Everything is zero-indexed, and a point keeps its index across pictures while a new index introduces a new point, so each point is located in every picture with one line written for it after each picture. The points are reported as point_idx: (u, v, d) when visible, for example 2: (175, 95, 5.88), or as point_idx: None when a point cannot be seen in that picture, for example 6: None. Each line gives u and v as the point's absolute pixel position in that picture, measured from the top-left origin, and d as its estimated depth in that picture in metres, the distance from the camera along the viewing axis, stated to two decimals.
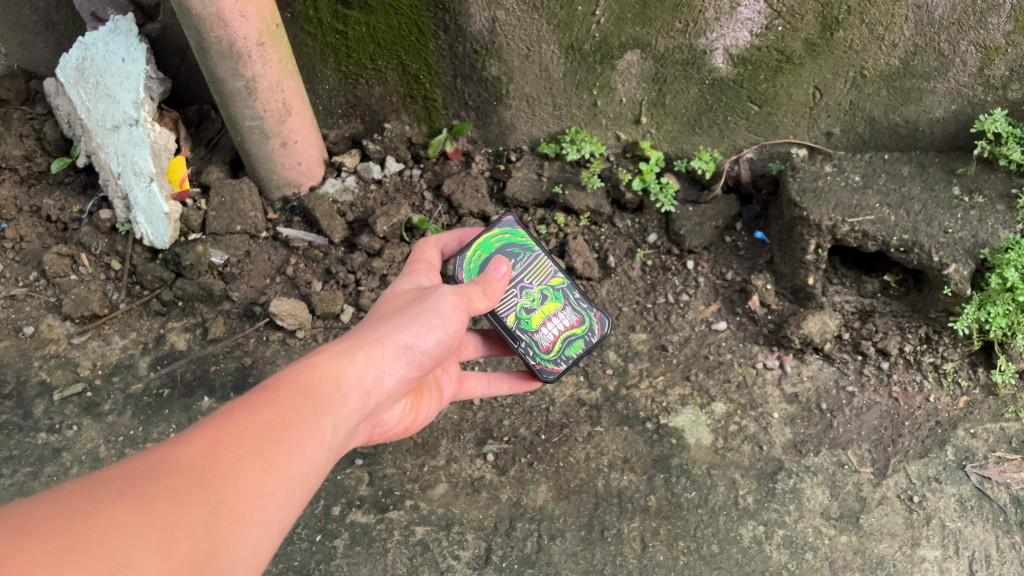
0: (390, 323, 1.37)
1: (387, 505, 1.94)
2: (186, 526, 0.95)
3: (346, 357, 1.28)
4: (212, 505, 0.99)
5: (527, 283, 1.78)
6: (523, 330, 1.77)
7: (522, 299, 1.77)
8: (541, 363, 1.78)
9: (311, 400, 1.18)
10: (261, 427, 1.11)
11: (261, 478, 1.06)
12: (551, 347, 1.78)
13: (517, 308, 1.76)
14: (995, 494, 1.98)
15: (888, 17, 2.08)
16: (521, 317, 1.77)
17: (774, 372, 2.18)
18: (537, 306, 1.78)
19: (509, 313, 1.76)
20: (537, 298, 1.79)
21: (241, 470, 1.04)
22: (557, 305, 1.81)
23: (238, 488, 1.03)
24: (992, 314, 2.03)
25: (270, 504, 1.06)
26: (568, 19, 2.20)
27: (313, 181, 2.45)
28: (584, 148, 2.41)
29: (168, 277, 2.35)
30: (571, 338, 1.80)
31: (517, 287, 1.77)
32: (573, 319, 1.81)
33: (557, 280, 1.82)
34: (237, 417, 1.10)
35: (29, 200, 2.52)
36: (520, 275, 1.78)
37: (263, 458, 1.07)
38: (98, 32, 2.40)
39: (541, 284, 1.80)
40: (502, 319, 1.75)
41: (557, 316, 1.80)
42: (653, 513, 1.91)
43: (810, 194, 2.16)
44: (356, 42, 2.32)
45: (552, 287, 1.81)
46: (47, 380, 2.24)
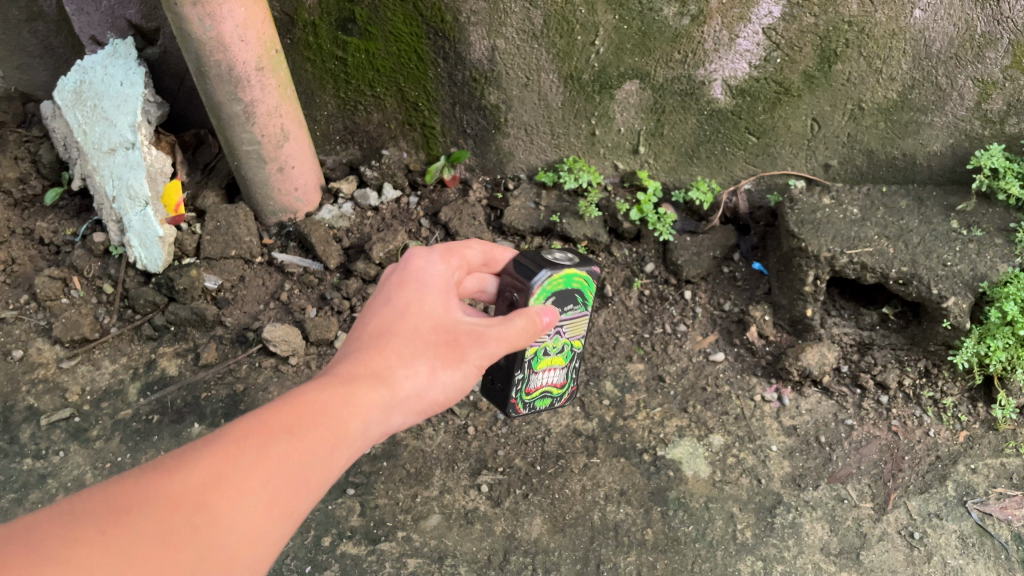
0: (424, 349, 1.24)
1: (378, 536, 1.90)
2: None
3: (377, 394, 1.15)
4: (204, 549, 0.89)
5: (563, 329, 1.62)
6: (529, 366, 1.63)
7: (549, 342, 1.62)
8: (516, 401, 1.67)
9: (337, 432, 1.07)
10: (278, 454, 1.00)
11: (266, 523, 0.95)
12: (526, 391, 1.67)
13: (541, 348, 1.61)
14: (996, 531, 1.93)
15: (886, 51, 2.09)
16: (537, 356, 1.62)
17: (772, 405, 2.16)
18: (552, 352, 1.65)
19: (533, 349, 1.60)
20: (558, 347, 1.65)
21: (244, 512, 0.94)
22: (560, 361, 1.68)
23: (235, 529, 0.92)
24: (992, 348, 2.02)
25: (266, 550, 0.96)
26: (568, 48, 2.21)
27: (309, 208, 2.44)
28: (582, 177, 2.41)
29: (161, 302, 2.32)
30: (544, 393, 1.72)
31: (553, 330, 1.61)
32: (560, 379, 1.73)
33: (577, 342, 1.68)
34: (252, 436, 1.00)
35: (23, 223, 2.49)
36: (564, 322, 1.61)
37: (275, 492, 0.97)
38: (97, 55, 2.42)
39: (569, 337, 1.66)
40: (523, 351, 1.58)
41: (552, 370, 1.68)
42: (650, 547, 1.87)
43: (808, 226, 2.15)
44: (355, 68, 2.32)
45: (568, 347, 1.68)
46: (35, 405, 2.20)
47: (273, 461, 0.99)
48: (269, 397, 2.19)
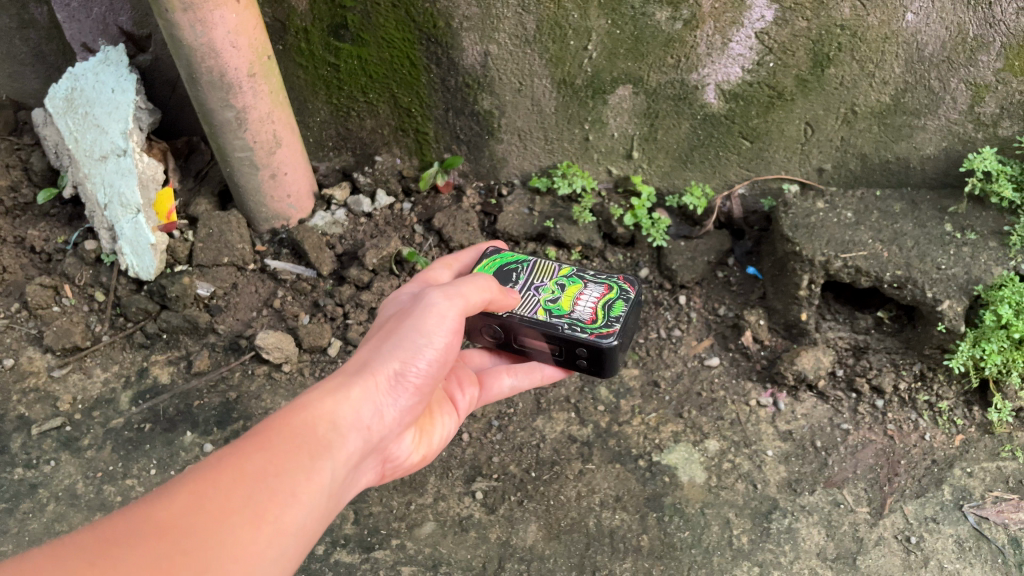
0: (379, 351, 1.28)
1: (372, 544, 1.89)
2: None
3: (340, 393, 1.20)
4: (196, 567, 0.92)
5: (538, 283, 1.72)
6: (558, 315, 1.64)
7: (542, 295, 1.69)
8: (594, 331, 1.60)
9: (301, 432, 1.13)
10: (244, 529, 0.99)
11: (252, 535, 1.00)
12: (589, 323, 1.62)
13: (542, 303, 1.67)
14: (994, 535, 1.92)
15: (879, 54, 2.09)
16: (550, 307, 1.66)
17: (767, 410, 2.15)
18: (558, 294, 1.70)
19: (536, 308, 1.65)
20: (555, 288, 1.71)
21: (229, 528, 0.98)
22: (575, 288, 1.72)
23: (224, 548, 0.96)
24: (987, 351, 2.00)
25: (262, 562, 1.00)
26: (560, 53, 2.20)
27: (303, 214, 2.43)
28: (576, 182, 2.40)
29: (153, 310, 2.31)
30: (607, 310, 1.66)
31: (531, 288, 1.71)
32: (600, 289, 1.71)
33: (568, 269, 1.78)
34: (201, 515, 0.97)
35: (14, 230, 2.47)
36: (529, 279, 1.73)
37: (253, 545, 0.99)
38: (89, 62, 2.41)
39: (552, 278, 1.74)
40: (533, 315, 1.64)
41: (576, 300, 1.68)
42: (646, 553, 1.86)
43: (802, 230, 2.16)
44: (348, 75, 2.31)
45: (568, 280, 1.75)
46: (26, 414, 2.18)
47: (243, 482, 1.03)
48: (262, 405, 2.18)
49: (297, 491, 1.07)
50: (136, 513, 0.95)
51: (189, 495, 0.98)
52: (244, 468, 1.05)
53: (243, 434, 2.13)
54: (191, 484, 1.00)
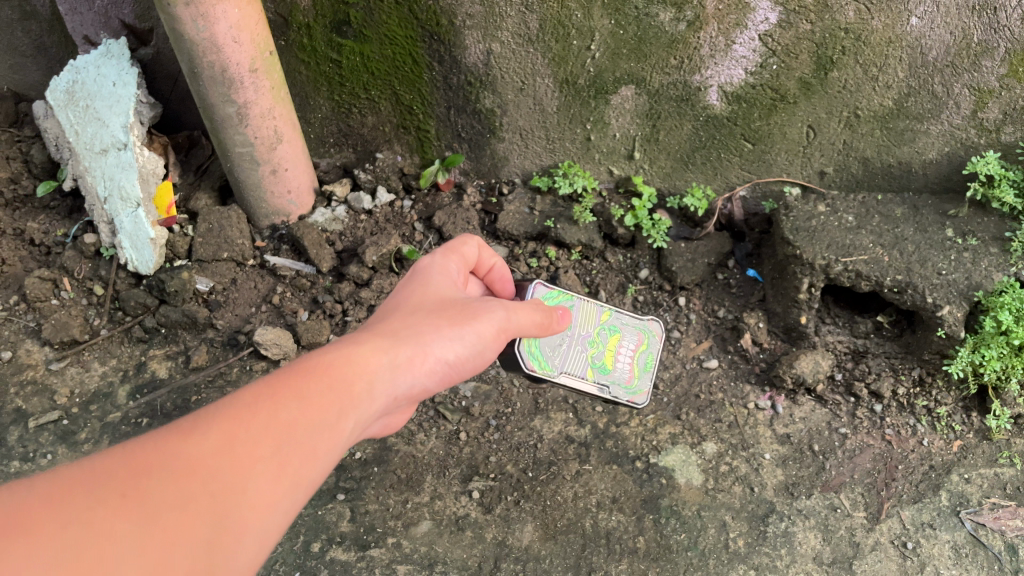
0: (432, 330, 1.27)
1: (368, 543, 1.88)
2: (191, 539, 0.88)
3: (382, 357, 1.19)
4: (217, 515, 0.91)
5: (585, 335, 1.74)
6: (603, 377, 1.75)
7: (589, 350, 1.73)
8: (631, 396, 1.78)
9: (340, 388, 1.11)
10: (268, 481, 0.98)
11: (274, 487, 0.98)
12: (627, 387, 1.78)
13: (591, 362, 1.73)
14: (990, 542, 1.92)
15: (882, 58, 2.08)
16: (597, 368, 1.74)
17: (765, 413, 2.15)
18: (603, 348, 1.76)
19: (587, 371, 1.72)
20: (599, 341, 1.76)
21: (256, 476, 0.97)
22: (614, 338, 1.79)
23: (246, 496, 0.95)
24: (986, 357, 2.01)
25: (278, 516, 0.99)
26: (563, 53, 2.20)
27: (303, 210, 2.43)
28: (577, 182, 2.40)
29: (152, 304, 2.31)
30: (642, 366, 1.81)
31: (581, 342, 1.72)
32: (636, 339, 1.82)
33: (606, 314, 1.79)
34: (229, 456, 0.96)
35: (13, 223, 2.46)
36: (576, 330, 1.73)
37: (274, 496, 0.98)
38: (90, 55, 2.40)
39: (596, 327, 1.76)
40: (584, 380, 1.72)
41: (619, 352, 1.78)
42: (642, 555, 1.86)
43: (803, 233, 2.15)
44: (349, 71, 2.31)
45: (608, 327, 1.78)
46: (23, 407, 2.18)
47: (276, 427, 1.02)
48: None
49: (320, 449, 1.05)
50: (168, 442, 0.94)
51: (220, 433, 0.97)
52: (278, 414, 1.03)
53: None
54: (225, 420, 0.99)
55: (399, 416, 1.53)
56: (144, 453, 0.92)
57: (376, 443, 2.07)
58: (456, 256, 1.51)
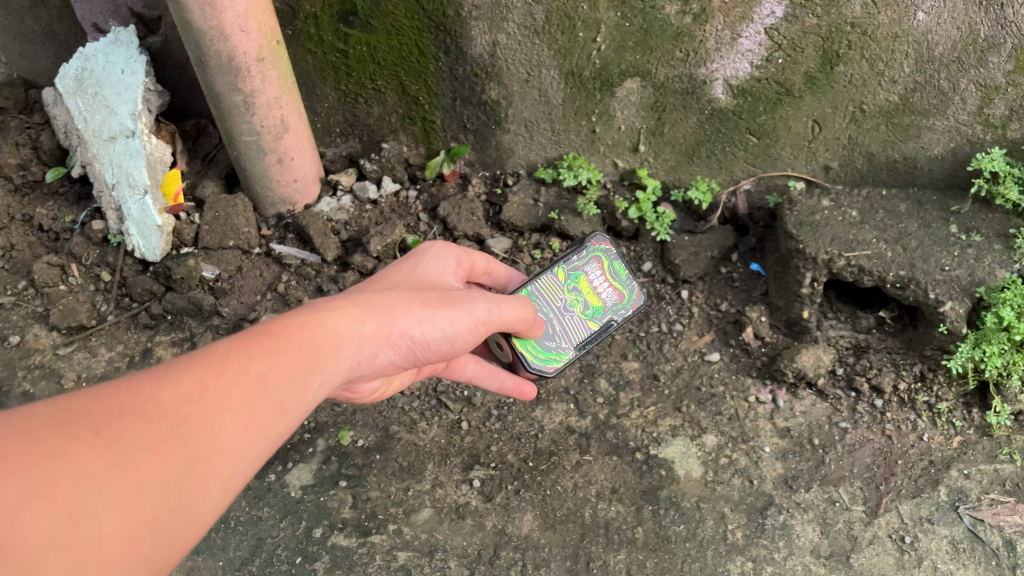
0: (408, 307, 1.33)
1: (369, 529, 1.90)
2: (156, 476, 0.95)
3: (352, 325, 1.25)
4: (184, 456, 0.99)
5: (562, 305, 1.76)
6: (602, 316, 1.79)
7: (576, 309, 1.77)
8: (631, 305, 1.83)
9: (310, 351, 1.18)
10: (233, 430, 1.05)
11: (239, 435, 1.06)
12: (622, 302, 1.82)
13: (584, 316, 1.78)
14: (988, 537, 1.92)
15: (889, 53, 2.08)
16: (591, 314, 1.79)
17: (766, 407, 2.15)
18: (582, 297, 1.79)
19: (587, 324, 1.77)
20: (575, 294, 1.78)
21: (222, 425, 1.04)
22: (583, 280, 1.80)
23: (212, 443, 1.02)
24: (987, 353, 2.00)
25: (241, 464, 1.06)
26: (569, 45, 2.20)
27: (309, 199, 2.45)
28: (582, 174, 2.40)
29: (158, 291, 2.33)
30: (618, 278, 1.84)
31: (564, 313, 1.76)
32: (595, 262, 1.83)
33: (562, 269, 1.79)
34: (201, 405, 1.03)
35: (23, 209, 2.50)
36: (552, 306, 1.75)
37: (238, 445, 1.05)
38: (99, 43, 2.41)
39: (564, 286, 1.78)
40: (591, 333, 1.77)
41: (596, 283, 1.82)
42: (640, 545, 1.87)
43: (807, 228, 2.16)
44: (356, 61, 2.31)
45: (573, 277, 1.79)
46: (30, 391, 2.21)
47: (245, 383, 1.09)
48: None
49: (287, 406, 1.12)
50: (148, 386, 1.02)
51: (195, 381, 1.05)
52: (248, 370, 1.11)
53: None
54: (200, 371, 1.07)
55: (371, 388, 1.60)
56: (121, 398, 1.00)
57: (378, 431, 2.09)
58: (455, 249, 1.59)
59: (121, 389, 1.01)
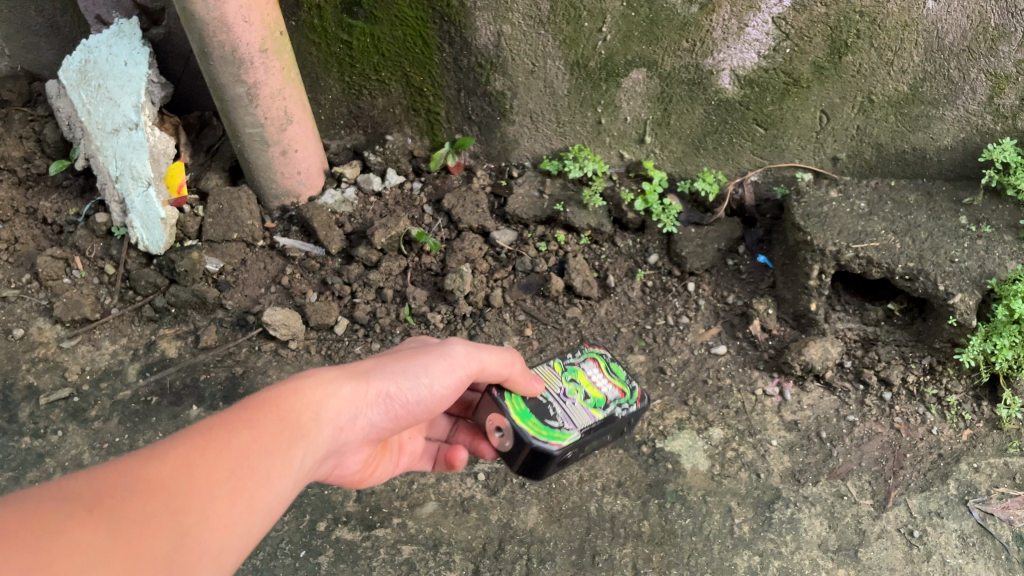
0: (383, 365, 1.33)
1: (374, 523, 1.89)
2: (145, 554, 0.94)
3: (330, 390, 1.25)
4: (172, 532, 0.98)
5: (560, 393, 1.52)
6: (605, 407, 1.51)
7: (576, 399, 1.51)
8: (635, 401, 1.55)
9: (288, 421, 1.18)
10: (218, 504, 1.04)
11: (226, 509, 1.04)
12: (626, 397, 1.55)
13: (585, 406, 1.50)
14: (998, 531, 1.91)
15: (898, 42, 2.05)
16: (593, 404, 1.51)
17: (773, 400, 2.14)
18: (581, 389, 1.54)
19: (589, 413, 1.49)
20: (573, 387, 1.54)
21: (206, 499, 1.03)
22: (579, 377, 1.57)
23: (198, 517, 1.01)
24: (998, 346, 2.01)
25: (230, 536, 1.05)
26: (574, 35, 2.18)
27: (313, 191, 2.44)
28: (587, 166, 2.40)
29: (162, 283, 2.32)
30: (619, 377, 1.59)
31: (563, 400, 1.50)
32: (590, 360, 1.62)
33: (557, 363, 1.60)
34: (185, 480, 1.03)
35: (27, 202, 2.50)
36: (550, 392, 1.51)
37: (224, 519, 1.04)
38: (102, 34, 2.40)
39: (559, 377, 1.56)
40: (594, 423, 1.47)
41: (593, 381, 1.57)
42: (646, 539, 1.86)
43: (815, 219, 2.14)
44: (360, 52, 2.30)
45: (568, 372, 1.58)
46: (34, 383, 2.20)
47: (226, 457, 1.08)
48: (268, 381, 2.18)
49: (271, 476, 1.11)
50: (131, 467, 1.01)
51: (178, 458, 1.04)
52: (229, 444, 1.10)
53: None
54: (182, 449, 1.06)
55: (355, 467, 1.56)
56: (105, 481, 0.98)
57: None
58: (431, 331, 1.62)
59: (104, 472, 1.00)
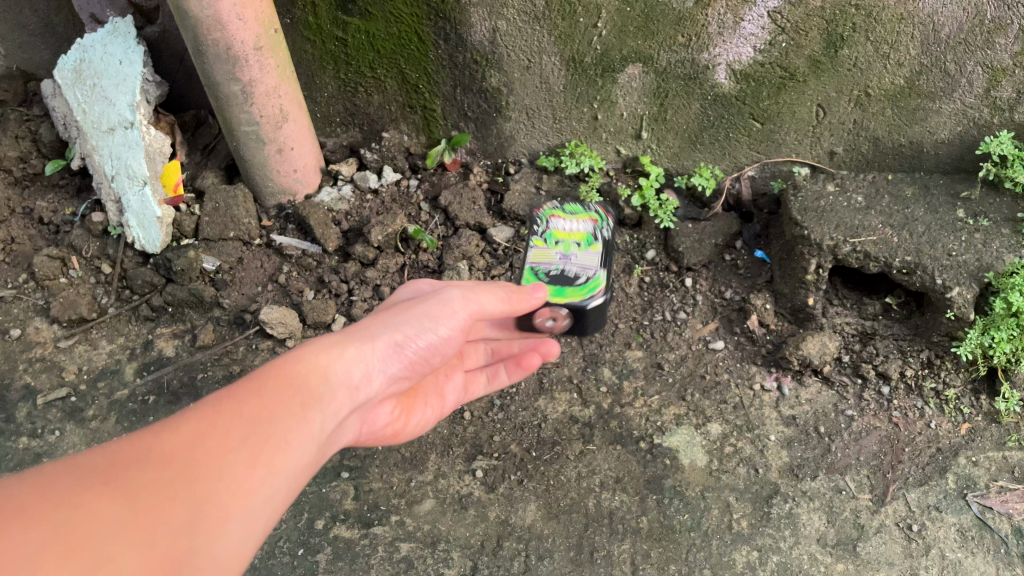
0: (385, 320, 1.30)
1: (372, 520, 1.89)
2: (167, 521, 0.91)
3: (335, 351, 1.21)
4: (193, 499, 0.95)
5: (567, 256, 1.60)
6: (594, 236, 1.64)
7: (576, 245, 1.62)
8: (595, 217, 1.69)
9: (298, 385, 1.14)
10: (237, 467, 1.01)
11: (246, 473, 1.01)
12: (598, 220, 1.68)
13: (583, 247, 1.62)
14: (997, 525, 1.90)
15: (894, 36, 2.04)
16: (587, 240, 1.63)
17: (771, 395, 2.13)
18: (569, 236, 1.64)
19: (592, 250, 1.61)
20: (564, 240, 1.63)
21: (224, 463, 1.00)
22: (557, 228, 1.65)
23: (218, 479, 0.98)
24: (996, 339, 2.00)
25: (254, 501, 1.01)
26: (569, 31, 2.17)
27: (309, 189, 2.44)
28: (584, 161, 2.40)
29: (159, 283, 2.32)
30: (572, 213, 1.70)
31: (570, 260, 1.59)
32: (555, 221, 1.67)
33: (541, 241, 1.65)
34: (199, 448, 1.00)
35: (23, 202, 2.50)
36: (566, 263, 1.59)
37: (246, 480, 1.01)
38: (97, 33, 2.39)
39: (554, 240, 1.64)
40: (601, 259, 1.60)
41: (559, 224, 1.67)
42: (644, 535, 1.86)
43: (812, 213, 2.14)
44: (355, 49, 2.29)
45: (549, 238, 1.65)
46: (32, 384, 2.20)
47: (238, 422, 1.05)
48: None
49: (290, 438, 1.08)
50: (141, 443, 0.99)
51: (189, 428, 1.02)
52: (240, 410, 1.07)
53: None
54: (191, 420, 1.03)
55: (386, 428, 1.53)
56: (115, 458, 0.96)
57: None
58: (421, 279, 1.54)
59: (115, 450, 0.98)
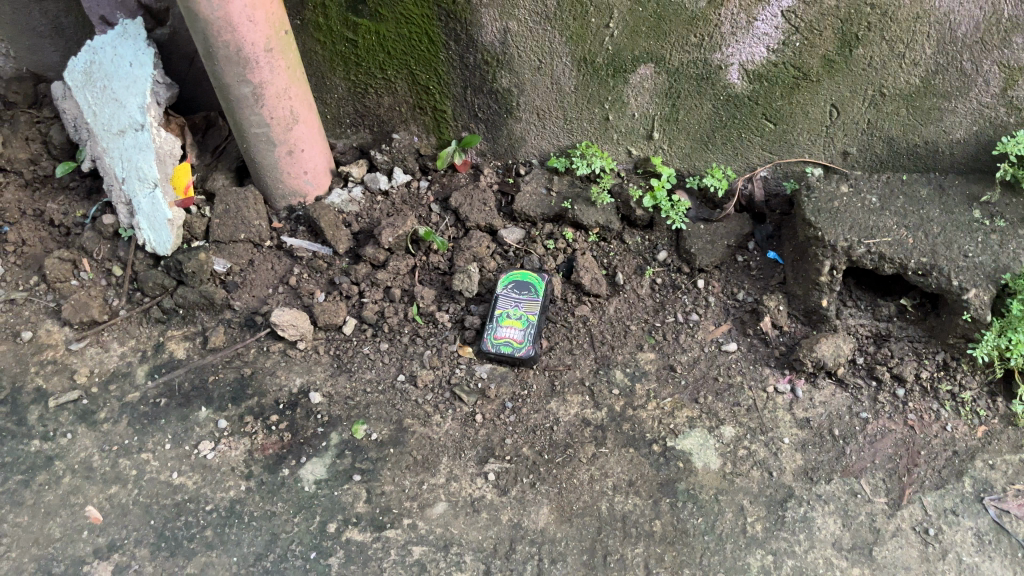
0: None
1: (384, 523, 1.87)
2: None
3: None
4: None
5: (518, 302, 2.18)
6: (494, 318, 2.18)
7: (508, 308, 2.18)
8: (493, 337, 2.15)
9: None
10: None
11: None
12: (494, 339, 2.15)
13: (504, 310, 2.18)
14: (1013, 528, 1.88)
15: (910, 34, 2.02)
16: (502, 318, 2.17)
17: (785, 397, 2.11)
18: (507, 316, 2.17)
19: (501, 306, 2.18)
20: (512, 318, 2.17)
21: None
22: (518, 326, 2.16)
23: None
24: (1014, 340, 1.98)
25: None
26: (581, 31, 2.16)
27: (320, 191, 2.44)
28: (595, 163, 2.39)
29: (170, 285, 2.32)
30: (510, 343, 2.14)
31: (515, 300, 2.19)
32: (520, 339, 2.14)
33: (532, 315, 2.17)
34: None
35: (33, 204, 2.50)
36: (520, 299, 2.19)
37: None
38: (107, 35, 2.36)
39: (522, 315, 2.17)
40: (498, 299, 2.20)
41: (518, 339, 2.14)
42: (658, 538, 1.84)
43: (825, 215, 2.12)
44: (365, 50, 2.29)
45: (526, 318, 2.16)
46: (43, 386, 2.18)
47: None
48: (277, 382, 2.17)
49: None
50: None
51: None
52: None
53: (258, 410, 2.11)
54: None
55: None
56: None
57: (391, 425, 2.07)
58: None
59: None
